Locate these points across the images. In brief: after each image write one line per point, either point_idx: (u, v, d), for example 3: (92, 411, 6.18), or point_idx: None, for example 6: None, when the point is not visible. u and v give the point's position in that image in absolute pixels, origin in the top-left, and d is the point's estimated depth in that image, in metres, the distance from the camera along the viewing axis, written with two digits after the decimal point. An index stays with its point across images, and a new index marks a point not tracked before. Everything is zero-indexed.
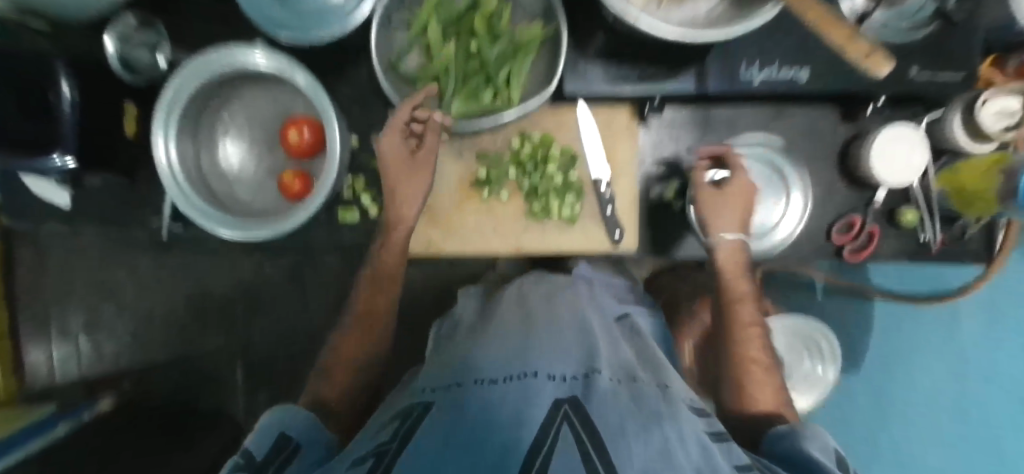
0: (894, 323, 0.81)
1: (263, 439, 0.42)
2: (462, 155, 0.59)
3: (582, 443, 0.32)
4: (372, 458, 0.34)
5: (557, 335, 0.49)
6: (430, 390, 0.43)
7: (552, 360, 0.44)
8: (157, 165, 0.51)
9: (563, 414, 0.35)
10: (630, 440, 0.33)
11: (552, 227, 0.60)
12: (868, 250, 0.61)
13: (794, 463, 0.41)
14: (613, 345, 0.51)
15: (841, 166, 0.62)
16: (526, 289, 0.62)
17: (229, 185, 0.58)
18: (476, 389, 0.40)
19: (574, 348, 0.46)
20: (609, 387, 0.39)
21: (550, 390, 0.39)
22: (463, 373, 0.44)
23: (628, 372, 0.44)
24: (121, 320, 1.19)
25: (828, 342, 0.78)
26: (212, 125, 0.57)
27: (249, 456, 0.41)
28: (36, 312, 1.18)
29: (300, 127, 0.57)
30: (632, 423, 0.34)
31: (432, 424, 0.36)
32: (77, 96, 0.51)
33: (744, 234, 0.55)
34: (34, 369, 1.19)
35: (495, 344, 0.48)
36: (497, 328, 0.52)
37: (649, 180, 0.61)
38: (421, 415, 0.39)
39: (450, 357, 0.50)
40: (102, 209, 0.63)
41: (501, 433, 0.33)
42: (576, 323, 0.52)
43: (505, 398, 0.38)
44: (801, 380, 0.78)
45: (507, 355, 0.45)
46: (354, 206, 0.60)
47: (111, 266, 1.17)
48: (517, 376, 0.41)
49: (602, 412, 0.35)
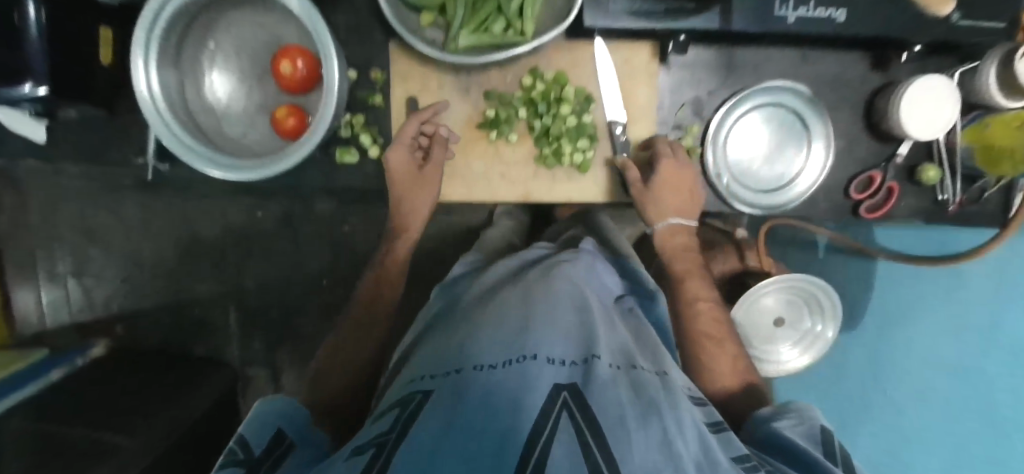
0: (895, 282, 0.81)
1: (259, 427, 0.42)
2: (469, 92, 0.55)
3: (581, 432, 0.32)
4: (374, 450, 0.33)
5: (557, 310, 0.47)
6: (427, 377, 0.41)
7: (552, 341, 0.42)
8: (138, 96, 0.46)
9: (562, 401, 0.34)
10: (631, 432, 0.33)
11: (561, 173, 0.57)
12: (884, 208, 0.59)
13: (778, 449, 0.42)
14: (612, 328, 0.49)
15: (866, 118, 0.60)
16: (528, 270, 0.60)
17: (218, 121, 0.54)
18: (476, 375, 0.37)
19: (574, 330, 0.45)
20: (609, 374, 0.39)
21: (549, 374, 0.37)
22: (462, 357, 0.42)
23: (627, 359, 0.43)
24: (112, 266, 1.16)
25: (829, 298, 0.76)
26: (196, 53, 0.52)
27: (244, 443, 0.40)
28: (21, 255, 1.14)
29: (294, 58, 0.52)
30: (631, 409, 0.35)
31: (432, 412, 0.34)
32: (44, 17, 0.45)
33: (689, 220, 0.58)
34: (23, 313, 1.16)
35: (494, 322, 0.46)
36: (494, 308, 0.50)
37: (669, 128, 0.57)
38: (421, 403, 0.37)
39: (445, 339, 0.48)
40: (79, 143, 0.59)
41: (501, 422, 0.31)
42: (576, 299, 0.50)
43: (504, 382, 0.36)
44: (797, 335, 0.80)
45: (506, 334, 0.43)
46: (353, 146, 0.56)
47: (97, 211, 1.13)
48: (516, 358, 0.38)
49: (602, 402, 0.35)
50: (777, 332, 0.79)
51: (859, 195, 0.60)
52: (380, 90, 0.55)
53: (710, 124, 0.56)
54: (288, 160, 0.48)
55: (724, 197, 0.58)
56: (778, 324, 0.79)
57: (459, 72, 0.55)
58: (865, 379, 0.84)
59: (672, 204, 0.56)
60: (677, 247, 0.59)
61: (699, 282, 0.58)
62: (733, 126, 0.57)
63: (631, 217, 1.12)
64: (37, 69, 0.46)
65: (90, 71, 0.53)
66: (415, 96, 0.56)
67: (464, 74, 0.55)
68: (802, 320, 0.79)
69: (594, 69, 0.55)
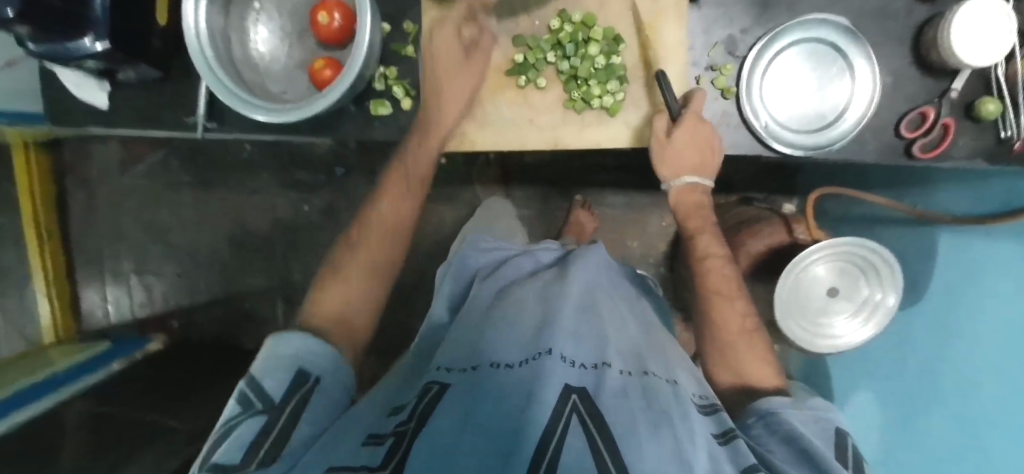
0: (966, 276, 0.66)
1: (280, 374, 0.44)
2: (498, 40, 0.56)
3: (592, 434, 0.32)
4: (392, 437, 0.36)
5: (571, 309, 0.47)
6: (445, 370, 0.44)
7: (568, 340, 0.42)
8: (187, 35, 0.50)
9: (572, 405, 0.35)
10: (641, 437, 0.33)
11: (591, 118, 0.56)
12: (940, 147, 0.55)
13: (796, 445, 0.42)
14: (623, 332, 0.50)
15: (915, 54, 0.56)
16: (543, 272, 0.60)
17: (261, 77, 0.57)
18: (493, 374, 0.39)
19: (587, 330, 0.45)
20: (621, 382, 0.39)
21: (561, 371, 0.38)
22: (480, 355, 0.44)
23: (637, 365, 0.44)
24: (169, 261, 1.20)
25: (888, 264, 0.68)
26: (241, 11, 0.56)
27: (267, 395, 0.43)
28: (88, 253, 1.20)
29: (331, 11, 0.54)
30: (643, 416, 0.35)
31: (448, 406, 0.37)
32: None
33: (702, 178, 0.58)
34: (89, 309, 1.21)
35: (511, 324, 0.47)
36: (512, 304, 0.51)
37: (701, 69, 0.56)
38: (437, 394, 0.39)
39: (461, 335, 0.50)
40: (141, 108, 0.63)
41: (510, 420, 0.33)
42: (585, 300, 0.50)
43: (521, 380, 0.37)
44: (848, 302, 0.73)
45: (525, 337, 0.44)
46: (386, 98, 0.57)
47: (158, 208, 1.18)
48: (533, 356, 0.40)
49: (611, 409, 0.35)
50: (831, 303, 0.74)
51: (911, 134, 0.56)
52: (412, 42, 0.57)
53: (744, 65, 0.54)
54: (318, 104, 0.50)
55: (763, 136, 0.55)
56: (830, 295, 0.74)
57: (487, 19, 0.56)
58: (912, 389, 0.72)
59: (687, 165, 0.57)
60: (687, 202, 0.61)
61: (710, 237, 0.61)
62: (768, 67, 0.55)
63: None
64: (100, 26, 0.52)
65: (146, 31, 0.57)
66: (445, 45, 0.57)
67: (492, 22, 0.56)
68: (858, 288, 0.72)
69: (622, 11, 0.55)
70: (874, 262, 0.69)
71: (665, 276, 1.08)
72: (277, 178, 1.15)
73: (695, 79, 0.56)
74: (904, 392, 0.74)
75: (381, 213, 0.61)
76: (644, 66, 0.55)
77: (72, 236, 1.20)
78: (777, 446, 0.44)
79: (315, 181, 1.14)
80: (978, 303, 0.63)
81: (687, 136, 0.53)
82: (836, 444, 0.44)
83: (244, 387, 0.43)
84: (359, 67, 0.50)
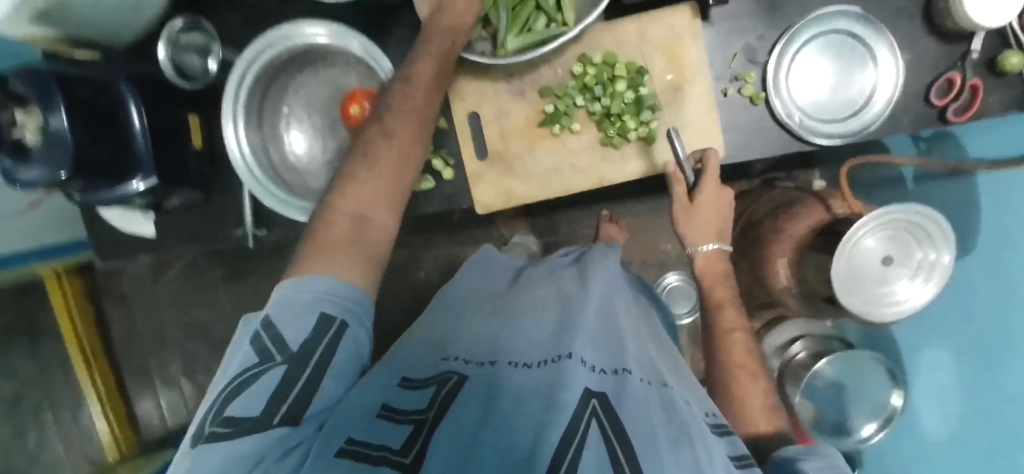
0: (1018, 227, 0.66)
1: (303, 315, 0.37)
2: (524, 94, 0.58)
3: (611, 443, 0.31)
4: (411, 424, 0.34)
5: (592, 315, 0.46)
6: (463, 362, 0.42)
7: (587, 344, 0.41)
8: (232, 157, 0.53)
9: (591, 409, 0.33)
10: (662, 455, 0.31)
11: (630, 151, 0.58)
12: (973, 108, 0.55)
13: None
14: (641, 343, 0.48)
15: (929, 24, 0.57)
16: (558, 270, 0.60)
17: (302, 178, 0.59)
18: (511, 370, 0.38)
19: (604, 338, 0.44)
20: (642, 392, 0.37)
21: (582, 375, 0.36)
22: (497, 352, 0.42)
23: (657, 376, 0.42)
24: (215, 357, 1.20)
25: (938, 226, 0.68)
26: (272, 119, 0.58)
27: (282, 344, 0.36)
28: (137, 364, 1.21)
29: (361, 101, 0.55)
30: (662, 431, 0.34)
31: (467, 405, 0.35)
32: (146, 118, 0.53)
33: (724, 244, 0.57)
34: (146, 420, 1.23)
35: (530, 323, 0.46)
36: (529, 303, 0.50)
37: (725, 81, 0.57)
38: (457, 384, 0.38)
39: (471, 328, 0.49)
40: (189, 228, 0.65)
41: (530, 425, 0.31)
42: (604, 305, 0.49)
43: (539, 381, 0.36)
44: (904, 268, 0.72)
45: (546, 335, 0.43)
46: (427, 174, 0.60)
47: (196, 306, 1.19)
48: (552, 358, 0.38)
49: (631, 417, 0.33)
50: (888, 272, 0.71)
51: (941, 101, 0.57)
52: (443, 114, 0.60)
53: (768, 70, 0.55)
54: None
55: (800, 134, 0.56)
56: (886, 265, 0.71)
57: (511, 77, 0.58)
58: (990, 349, 0.70)
59: (708, 229, 0.56)
60: (705, 275, 0.58)
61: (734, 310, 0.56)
62: (790, 65, 0.56)
63: None
64: (145, 163, 0.53)
65: (184, 156, 0.58)
66: (474, 110, 0.60)
67: (516, 79, 0.58)
68: (910, 252, 0.71)
69: (638, 44, 0.56)
70: (925, 227, 0.69)
71: None
72: None
73: (722, 92, 0.57)
74: (979, 349, 0.72)
75: (395, 98, 0.50)
76: (671, 92, 0.56)
77: (116, 350, 1.19)
78: None
79: None
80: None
81: (709, 196, 0.54)
82: None
83: (261, 334, 0.37)
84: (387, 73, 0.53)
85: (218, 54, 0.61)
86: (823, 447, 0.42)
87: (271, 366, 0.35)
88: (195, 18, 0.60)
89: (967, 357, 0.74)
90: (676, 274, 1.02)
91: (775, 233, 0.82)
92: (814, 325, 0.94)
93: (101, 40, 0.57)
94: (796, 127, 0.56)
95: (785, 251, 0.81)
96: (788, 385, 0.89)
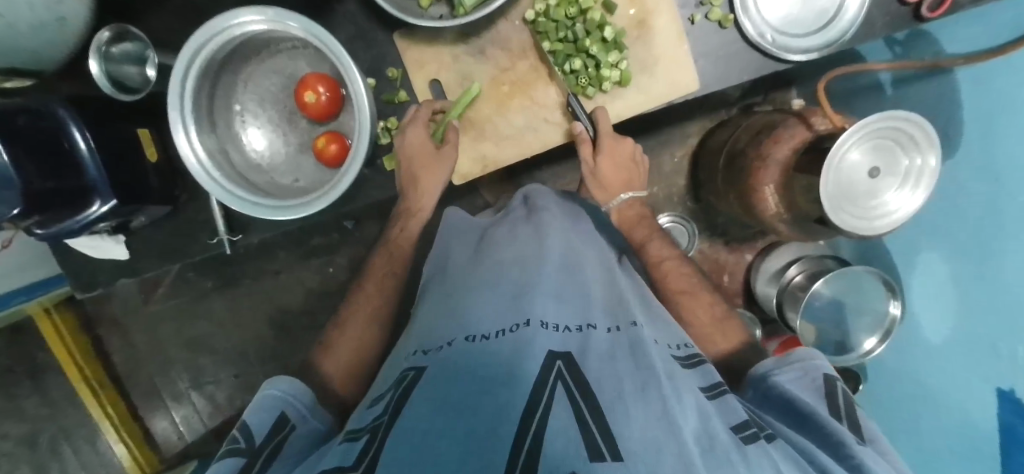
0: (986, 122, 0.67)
1: (265, 415, 0.43)
2: (486, 52, 0.57)
3: (576, 400, 0.31)
4: (366, 435, 0.32)
5: (551, 274, 0.48)
6: (422, 354, 0.40)
7: (547, 307, 0.42)
8: (187, 161, 0.50)
9: (556, 372, 0.33)
10: (629, 403, 0.32)
11: (602, 96, 0.58)
12: (946, 2, 0.55)
13: (784, 405, 0.44)
14: (607, 288, 0.51)
15: None
16: (517, 226, 0.59)
17: (268, 176, 0.58)
18: (467, 345, 0.38)
19: (569, 293, 0.46)
20: (606, 342, 0.40)
21: (544, 338, 0.38)
22: (452, 330, 0.42)
23: (624, 319, 0.45)
24: (221, 367, 1.15)
25: (921, 129, 0.65)
26: (226, 118, 0.56)
27: (249, 439, 0.40)
28: (142, 385, 1.14)
29: (315, 87, 0.54)
30: (629, 379, 0.34)
31: (423, 395, 0.32)
32: (92, 140, 0.49)
33: (637, 191, 0.62)
34: (164, 438, 1.16)
35: (485, 295, 0.45)
36: (488, 271, 0.50)
37: (692, 8, 0.56)
38: (414, 379, 0.36)
39: (434, 313, 0.47)
40: (162, 245, 0.64)
41: (492, 402, 0.30)
42: (567, 260, 0.52)
43: (502, 350, 0.36)
44: (891, 176, 0.67)
45: (505, 302, 0.44)
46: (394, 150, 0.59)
47: (194, 320, 1.13)
48: (511, 327, 0.39)
49: (599, 378, 0.34)
50: (877, 183, 0.66)
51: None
52: (401, 86, 0.58)
53: None
54: (331, 191, 0.49)
55: (774, 53, 0.55)
56: (874, 176, 0.66)
57: (469, 38, 0.57)
58: (979, 247, 0.71)
59: (617, 184, 0.61)
60: (630, 220, 0.64)
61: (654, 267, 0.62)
62: None
63: (679, 136, 1.06)
64: (102, 187, 0.51)
65: (142, 172, 0.56)
66: (435, 78, 0.58)
67: (473, 39, 0.57)
68: (896, 160, 0.67)
69: None
70: (908, 132, 0.65)
71: (695, 208, 1.08)
72: (294, 252, 1.09)
73: (689, 20, 0.56)
74: (970, 247, 0.72)
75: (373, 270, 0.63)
76: (636, 29, 0.56)
77: (118, 374, 1.14)
78: (777, 417, 0.44)
79: (330, 245, 1.08)
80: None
81: (609, 149, 0.57)
82: (827, 394, 0.45)
83: (234, 435, 0.41)
84: (362, 84, 0.48)
85: (154, 60, 0.57)
86: (792, 352, 0.50)
87: (219, 458, 0.38)
88: (123, 27, 0.55)
89: (963, 255, 0.73)
90: (669, 216, 1.01)
91: (761, 161, 0.78)
92: (807, 247, 0.97)
93: (29, 68, 0.53)
94: (768, 44, 0.55)
95: (773, 176, 0.76)
96: (787, 309, 0.90)
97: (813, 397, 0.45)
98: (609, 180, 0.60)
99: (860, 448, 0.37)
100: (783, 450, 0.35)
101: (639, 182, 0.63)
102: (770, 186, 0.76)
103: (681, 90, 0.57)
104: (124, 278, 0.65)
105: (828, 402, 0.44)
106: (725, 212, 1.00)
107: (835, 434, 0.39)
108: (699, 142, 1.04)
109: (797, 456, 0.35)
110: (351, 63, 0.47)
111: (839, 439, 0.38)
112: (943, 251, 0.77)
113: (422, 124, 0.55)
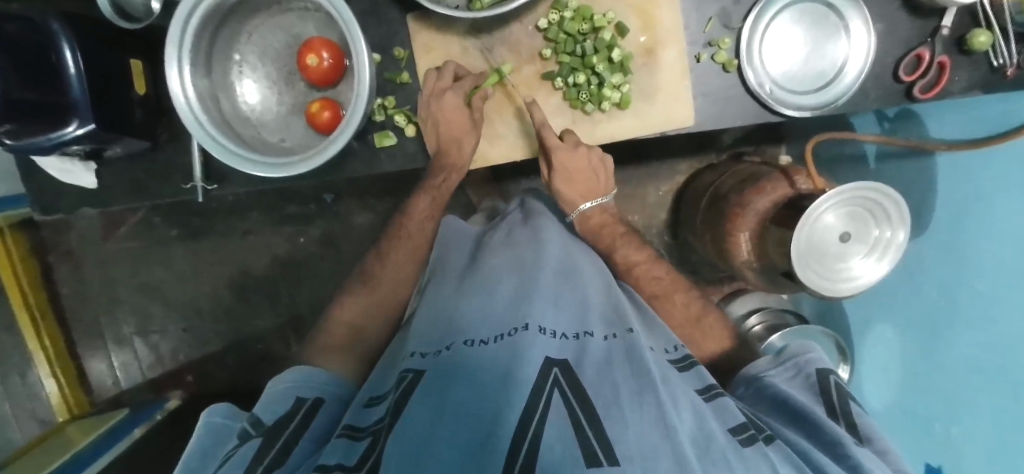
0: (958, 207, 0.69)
1: (281, 402, 0.42)
2: (494, 50, 0.58)
3: (574, 409, 0.31)
4: (369, 438, 0.33)
5: (547, 278, 0.48)
6: (419, 356, 0.40)
7: (546, 312, 0.43)
8: (176, 102, 0.49)
9: (553, 379, 0.34)
10: (625, 409, 0.32)
11: (599, 115, 0.59)
12: (938, 85, 0.58)
13: (780, 405, 0.44)
14: (604, 296, 0.52)
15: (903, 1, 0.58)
16: (515, 232, 0.60)
17: (256, 130, 0.57)
18: (466, 349, 0.38)
19: (561, 299, 0.47)
20: (602, 349, 0.41)
21: (542, 344, 0.38)
22: (449, 333, 0.42)
23: (621, 326, 0.45)
24: (171, 318, 1.11)
25: (891, 199, 0.66)
26: (223, 66, 0.55)
27: (259, 424, 0.39)
28: (87, 323, 1.11)
29: (318, 51, 0.53)
30: (625, 385, 0.35)
31: (423, 397, 0.32)
32: (81, 58, 0.48)
33: (597, 198, 0.64)
34: (99, 382, 1.12)
35: (483, 299, 0.46)
36: (486, 274, 0.50)
37: (699, 47, 0.58)
38: (413, 382, 0.35)
39: (432, 311, 0.48)
40: (135, 181, 0.62)
41: (490, 406, 0.30)
42: (564, 267, 0.52)
43: (497, 355, 0.37)
44: (862, 241, 0.69)
45: (501, 307, 0.44)
46: (388, 129, 0.58)
47: (152, 266, 1.10)
48: (510, 331, 0.39)
49: (593, 382, 0.34)
50: (847, 248, 0.68)
51: (909, 77, 0.60)
52: (405, 68, 0.58)
53: (742, 36, 0.56)
54: (325, 152, 0.48)
55: (769, 104, 0.57)
56: (845, 241, 0.67)
57: (480, 34, 0.58)
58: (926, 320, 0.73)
59: (580, 193, 0.63)
60: (595, 227, 0.65)
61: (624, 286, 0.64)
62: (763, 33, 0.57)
63: (666, 172, 1.08)
64: (82, 109, 0.49)
65: (127, 104, 0.55)
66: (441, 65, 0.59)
67: (484, 35, 0.58)
68: (868, 230, 0.68)
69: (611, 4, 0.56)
70: (879, 202, 0.67)
71: (670, 243, 1.10)
72: (268, 216, 1.07)
73: (695, 57, 0.58)
74: (923, 319, 0.74)
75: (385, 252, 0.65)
76: (645, 55, 0.57)
77: (64, 309, 1.10)
78: (773, 416, 0.44)
79: (305, 215, 1.07)
80: (973, 247, 0.66)
81: (564, 164, 0.58)
82: (820, 391, 0.45)
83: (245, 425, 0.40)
84: (367, 57, 0.48)
85: None
86: (789, 351, 0.50)
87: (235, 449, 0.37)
88: None
89: (914, 322, 0.76)
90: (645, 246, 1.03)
91: (741, 207, 0.80)
92: (771, 298, 0.97)
93: None
94: (763, 94, 0.57)
95: (751, 224, 0.78)
96: None
97: (808, 397, 0.45)
98: (569, 190, 0.62)
99: (856, 448, 0.38)
100: (781, 451, 0.36)
101: (601, 187, 0.64)
102: (747, 233, 0.78)
103: (677, 121, 0.58)
104: (88, 208, 0.63)
105: (824, 401, 0.44)
106: (699, 253, 1.02)
107: (833, 434, 0.39)
108: (686, 179, 1.06)
109: (796, 457, 0.36)
110: (357, 31, 0.46)
111: (837, 439, 0.38)
112: (900, 313, 0.79)
113: (460, 91, 0.56)
